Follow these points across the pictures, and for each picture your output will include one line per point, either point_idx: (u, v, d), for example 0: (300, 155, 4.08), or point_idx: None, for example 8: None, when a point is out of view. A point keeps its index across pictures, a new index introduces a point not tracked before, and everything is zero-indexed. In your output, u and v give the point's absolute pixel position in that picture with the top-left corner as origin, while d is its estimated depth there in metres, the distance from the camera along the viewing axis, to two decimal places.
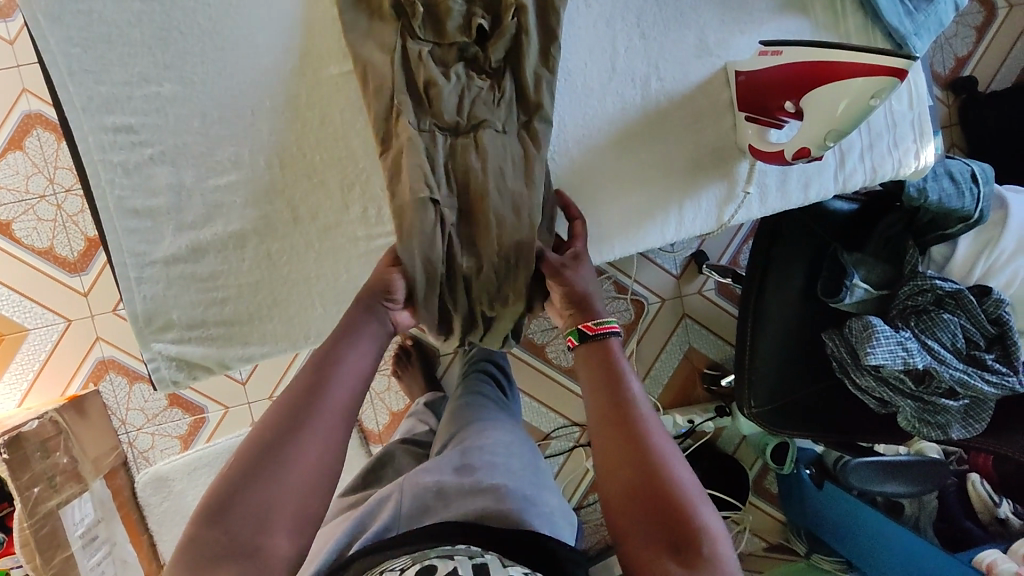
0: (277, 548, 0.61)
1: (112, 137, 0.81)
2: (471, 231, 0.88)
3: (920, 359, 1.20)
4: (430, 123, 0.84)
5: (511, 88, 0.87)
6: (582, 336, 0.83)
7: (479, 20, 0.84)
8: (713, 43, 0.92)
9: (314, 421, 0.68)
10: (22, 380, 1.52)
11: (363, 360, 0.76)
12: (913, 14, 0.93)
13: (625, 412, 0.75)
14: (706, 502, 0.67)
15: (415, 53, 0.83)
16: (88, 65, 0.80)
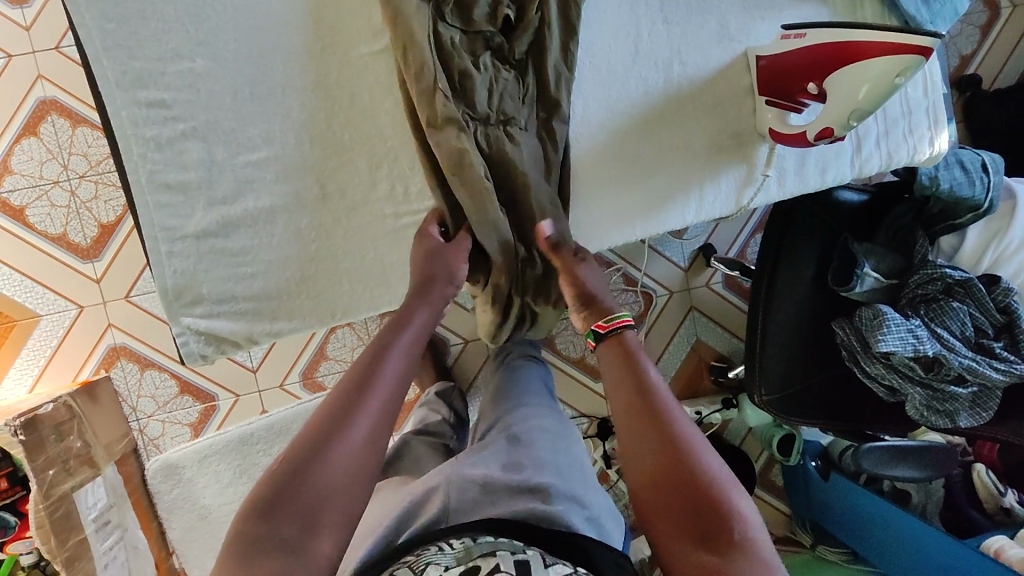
0: (324, 540, 0.60)
1: (145, 112, 0.82)
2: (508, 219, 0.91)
3: (930, 346, 1.22)
4: (463, 111, 0.87)
5: (534, 81, 0.90)
6: (598, 335, 0.87)
7: (505, 11, 0.87)
8: (734, 29, 0.94)
9: (358, 417, 0.69)
10: (33, 366, 1.53)
11: (402, 362, 0.78)
12: (930, 2, 0.95)
13: (646, 402, 0.76)
14: (736, 488, 0.67)
15: (447, 42, 0.85)
16: (122, 40, 0.81)
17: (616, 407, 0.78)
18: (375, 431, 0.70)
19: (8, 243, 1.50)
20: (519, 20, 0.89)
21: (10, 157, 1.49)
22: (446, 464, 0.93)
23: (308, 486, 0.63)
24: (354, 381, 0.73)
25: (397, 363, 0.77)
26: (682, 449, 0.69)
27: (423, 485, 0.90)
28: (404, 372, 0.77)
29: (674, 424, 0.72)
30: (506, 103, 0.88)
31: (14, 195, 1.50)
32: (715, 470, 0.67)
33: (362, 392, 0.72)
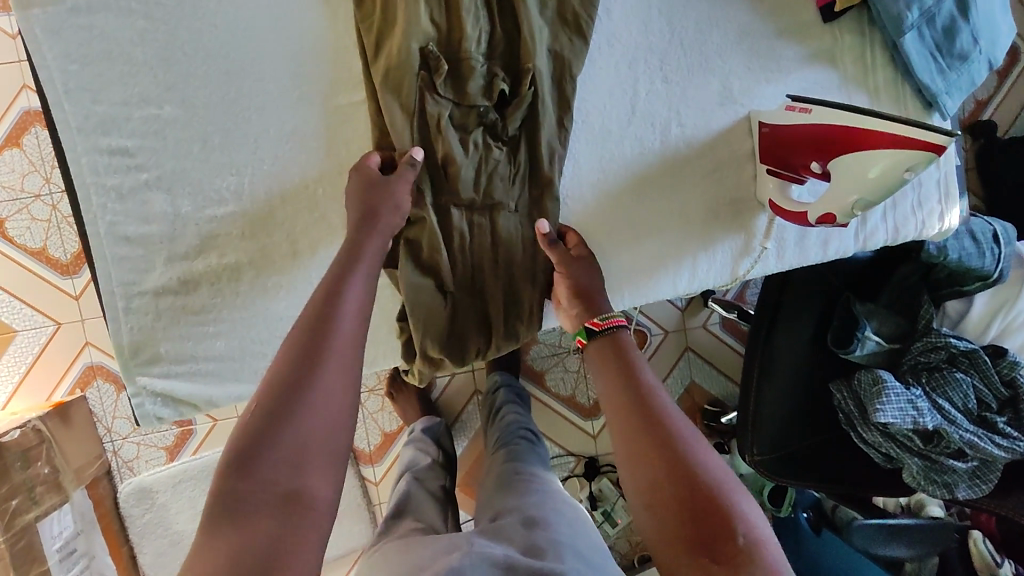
0: (316, 481, 0.57)
1: (107, 159, 0.77)
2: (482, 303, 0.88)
3: (930, 419, 1.16)
4: (445, 200, 0.83)
5: (526, 162, 0.84)
6: (591, 333, 0.78)
7: (501, 84, 0.80)
8: (737, 90, 0.89)
9: (325, 370, 0.61)
10: (6, 383, 1.48)
11: (359, 304, 0.68)
12: (946, 71, 0.89)
13: (641, 400, 0.69)
14: (744, 494, 0.61)
15: (434, 119, 0.80)
16: (85, 83, 0.76)
17: (609, 406, 0.71)
18: (343, 387, 0.63)
19: None
20: (514, 94, 0.82)
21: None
22: (461, 541, 0.88)
23: (281, 446, 0.57)
24: (311, 327, 0.64)
25: (354, 306, 0.68)
26: (683, 452, 0.64)
27: (438, 562, 0.84)
28: (363, 313, 0.68)
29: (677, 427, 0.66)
30: (491, 189, 0.84)
31: None
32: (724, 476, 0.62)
33: (322, 341, 0.63)
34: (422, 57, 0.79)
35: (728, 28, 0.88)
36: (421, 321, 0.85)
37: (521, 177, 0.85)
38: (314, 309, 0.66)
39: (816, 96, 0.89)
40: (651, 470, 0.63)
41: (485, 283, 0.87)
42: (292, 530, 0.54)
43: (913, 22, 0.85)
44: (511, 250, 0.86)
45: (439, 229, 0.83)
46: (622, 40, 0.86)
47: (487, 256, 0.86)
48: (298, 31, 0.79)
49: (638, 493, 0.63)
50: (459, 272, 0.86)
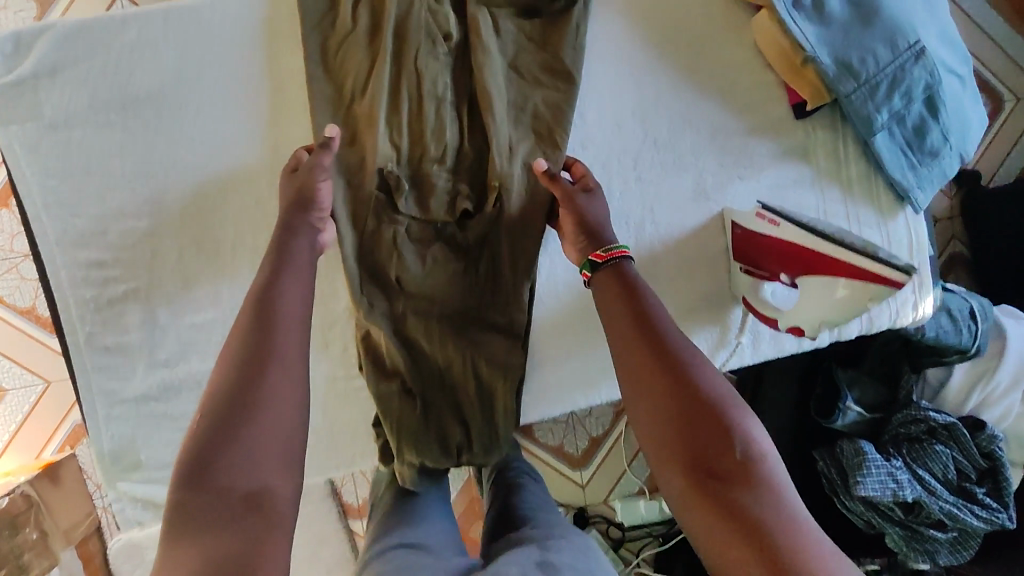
0: (278, 487, 0.54)
1: (86, 272, 0.79)
2: (455, 401, 0.85)
3: (910, 491, 1.17)
4: (404, 306, 0.83)
5: (487, 272, 0.85)
6: (595, 266, 0.73)
7: (464, 203, 0.82)
8: (710, 187, 0.89)
9: (272, 366, 0.59)
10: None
11: (304, 294, 0.65)
12: (918, 167, 0.89)
13: (647, 332, 0.65)
14: (755, 420, 0.59)
15: (391, 236, 0.82)
16: (63, 198, 0.77)
17: (618, 343, 0.66)
18: (293, 380, 0.59)
19: None
20: (478, 209, 0.84)
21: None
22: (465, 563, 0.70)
23: (243, 447, 0.54)
24: (254, 322, 0.61)
25: (296, 297, 0.64)
26: (702, 407, 0.59)
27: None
28: (308, 297, 0.65)
29: (698, 375, 0.61)
30: (448, 301, 0.84)
31: None
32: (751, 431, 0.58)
33: (266, 334, 0.60)
34: (383, 179, 0.81)
35: (701, 128, 0.89)
36: (389, 422, 0.83)
37: (478, 288, 0.85)
38: (255, 305, 0.62)
39: (788, 192, 0.90)
40: (660, 404, 0.60)
41: (453, 385, 0.85)
42: (261, 533, 0.51)
43: (884, 123, 0.85)
44: (470, 358, 0.85)
45: (398, 339, 0.83)
46: (594, 142, 0.87)
47: (456, 362, 0.84)
48: (273, 141, 0.80)
49: (645, 433, 0.61)
50: (424, 379, 0.84)
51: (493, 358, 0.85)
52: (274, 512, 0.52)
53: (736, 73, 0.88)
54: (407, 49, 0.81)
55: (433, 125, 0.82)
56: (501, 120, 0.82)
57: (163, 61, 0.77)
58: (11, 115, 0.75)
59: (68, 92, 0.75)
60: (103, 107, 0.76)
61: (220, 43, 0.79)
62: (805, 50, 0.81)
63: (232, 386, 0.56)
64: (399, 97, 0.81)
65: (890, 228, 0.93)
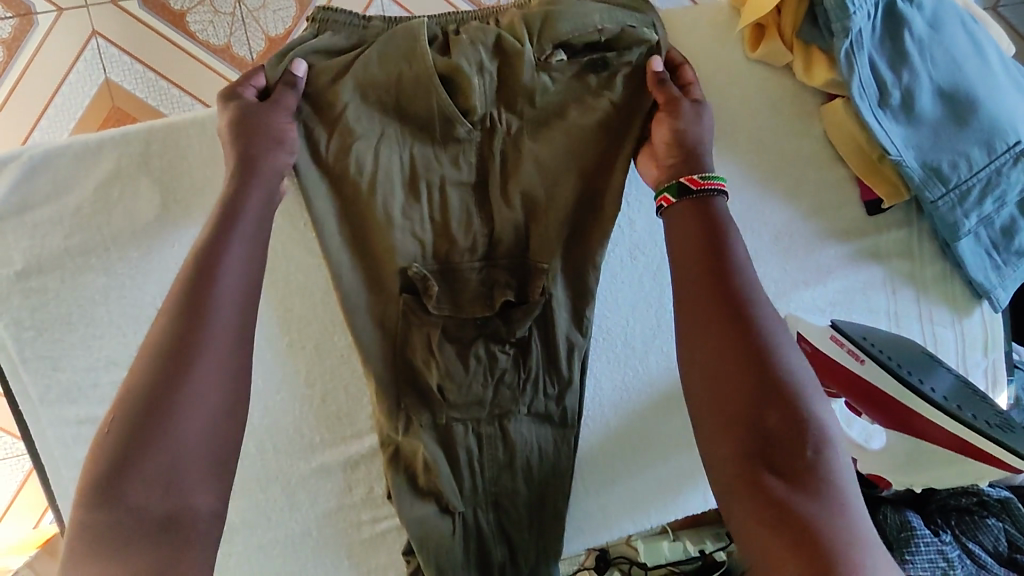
0: (196, 498, 0.48)
1: (76, 430, 0.69)
2: (502, 510, 0.75)
3: (962, 568, 1.11)
4: (443, 417, 0.72)
5: (539, 363, 0.73)
6: (682, 191, 0.61)
7: (505, 294, 0.71)
8: (771, 296, 0.80)
9: (199, 353, 0.51)
10: None
11: (239, 276, 0.55)
12: (1001, 267, 0.81)
13: (719, 274, 0.56)
14: (824, 404, 0.51)
15: (424, 340, 0.70)
16: (45, 350, 0.68)
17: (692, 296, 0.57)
18: (223, 371, 0.52)
19: None
20: (522, 297, 0.72)
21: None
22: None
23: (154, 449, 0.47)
24: (183, 301, 0.52)
25: (236, 278, 0.55)
26: (773, 387, 0.51)
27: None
28: (251, 283, 0.56)
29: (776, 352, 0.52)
30: (493, 405, 0.73)
31: None
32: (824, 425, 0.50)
33: (194, 317, 0.52)
34: (408, 279, 0.70)
35: (762, 232, 0.79)
36: (430, 548, 0.73)
37: (529, 387, 0.73)
38: (193, 266, 0.54)
39: (857, 296, 0.82)
40: (714, 358, 0.53)
41: (499, 493, 0.75)
42: (177, 556, 0.46)
43: (970, 228, 0.76)
44: (524, 464, 0.75)
45: (440, 451, 0.72)
46: (645, 253, 0.77)
47: (501, 468, 0.74)
48: (282, 273, 0.72)
49: (692, 391, 0.54)
50: (469, 491, 0.74)
51: (545, 457, 0.75)
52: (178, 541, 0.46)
53: (803, 169, 0.79)
54: (428, 161, 0.69)
55: (466, 242, 0.71)
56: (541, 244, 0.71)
57: (149, 193, 0.67)
58: None
59: (42, 233, 0.66)
60: (83, 248, 0.67)
61: (212, 167, 0.68)
62: (889, 152, 0.72)
63: (146, 391, 0.48)
64: (417, 214, 0.69)
65: (964, 325, 0.85)
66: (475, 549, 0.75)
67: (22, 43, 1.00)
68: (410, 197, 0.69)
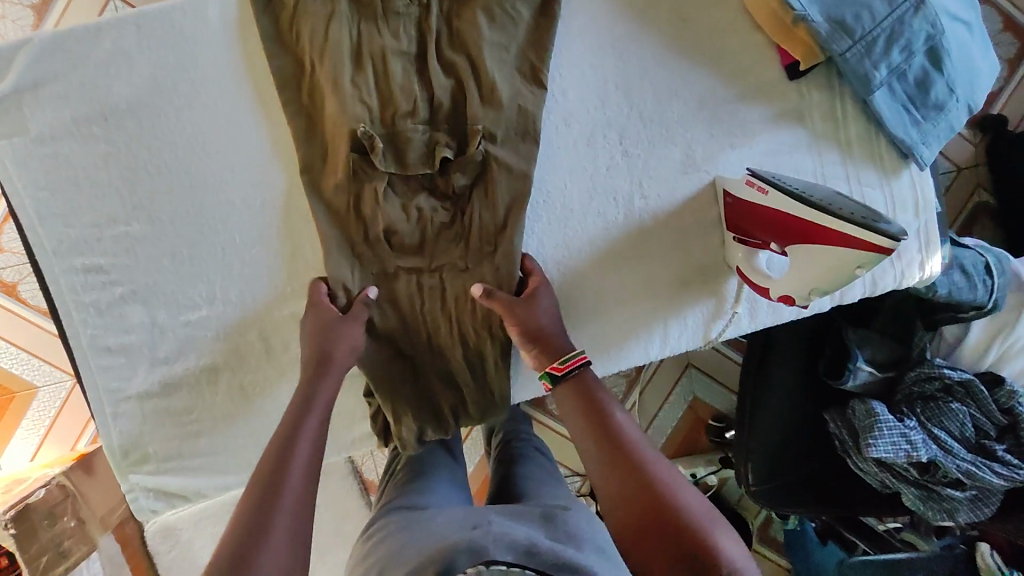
0: None
1: (83, 277, 0.80)
2: (446, 357, 0.85)
3: (926, 451, 1.15)
4: (393, 263, 0.82)
5: (474, 220, 0.82)
6: (554, 377, 0.75)
7: (443, 150, 0.79)
8: (700, 157, 0.87)
9: (289, 481, 0.62)
10: (31, 439, 1.55)
11: (318, 428, 0.69)
12: (921, 122, 0.86)
13: (617, 454, 0.65)
14: (720, 525, 0.59)
15: (371, 194, 0.80)
16: (54, 207, 0.79)
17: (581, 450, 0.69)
18: (304, 498, 0.62)
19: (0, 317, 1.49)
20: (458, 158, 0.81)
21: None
22: (474, 516, 0.78)
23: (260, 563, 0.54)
24: (273, 452, 0.65)
25: (312, 436, 0.68)
26: (661, 496, 0.60)
27: (456, 534, 0.72)
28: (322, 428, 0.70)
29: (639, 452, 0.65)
30: (439, 258, 0.83)
31: (7, 272, 1.48)
32: (688, 498, 0.60)
33: (282, 464, 0.64)
34: (356, 137, 0.78)
35: (688, 98, 0.86)
36: (387, 386, 0.83)
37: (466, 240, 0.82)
38: (283, 431, 0.68)
39: (783, 158, 0.88)
40: (623, 506, 0.61)
41: (441, 342, 0.84)
42: None
43: (882, 80, 0.82)
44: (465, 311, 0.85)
45: (387, 296, 0.82)
46: (578, 120, 0.85)
47: (441, 316, 0.83)
48: (253, 140, 0.81)
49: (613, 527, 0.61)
50: (414, 336, 0.84)
51: (483, 309, 0.83)
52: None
53: (725, 38, 0.86)
54: (371, 34, 0.79)
55: (406, 106, 0.80)
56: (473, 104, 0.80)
57: (140, 70, 0.78)
58: None
59: (50, 105, 0.77)
60: (84, 117, 0.78)
61: (193, 47, 0.79)
62: (795, 8, 0.79)
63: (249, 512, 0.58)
64: (363, 82, 0.79)
65: (892, 187, 0.90)
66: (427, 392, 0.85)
67: (49, 7, 1.13)
68: (360, 66, 0.79)
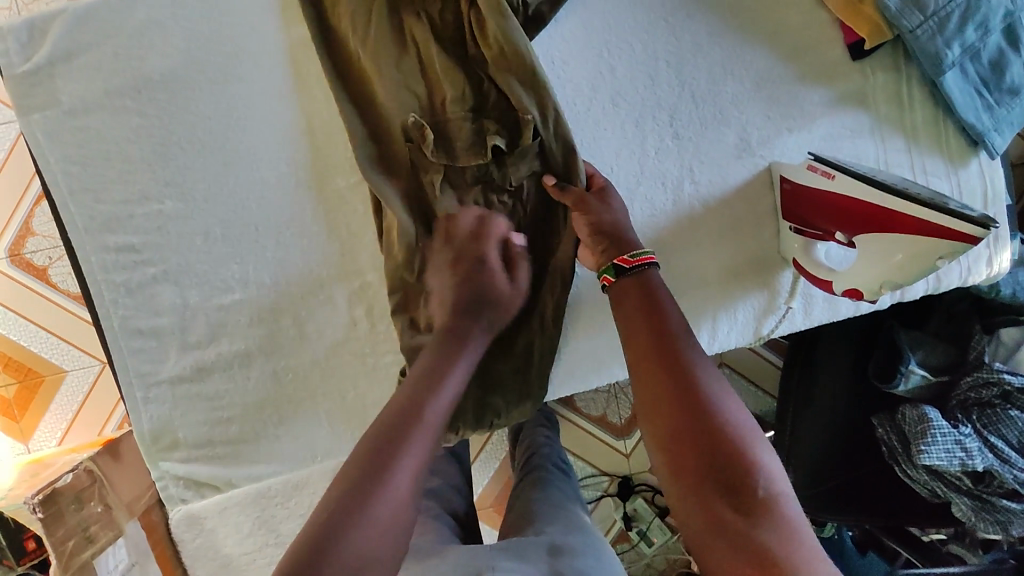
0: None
1: (115, 257, 0.79)
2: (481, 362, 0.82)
3: (981, 459, 1.08)
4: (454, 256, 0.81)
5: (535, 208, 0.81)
6: (618, 271, 0.72)
7: (494, 139, 0.76)
8: (755, 142, 0.83)
9: (415, 447, 0.61)
10: (49, 435, 1.41)
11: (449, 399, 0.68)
12: (995, 107, 0.80)
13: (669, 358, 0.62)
14: (762, 441, 0.57)
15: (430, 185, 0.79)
16: (87, 182, 0.77)
17: (633, 359, 0.64)
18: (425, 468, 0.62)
19: (22, 298, 1.34)
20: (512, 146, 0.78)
21: (30, 218, 1.32)
22: (479, 558, 0.75)
23: (361, 527, 0.55)
24: (402, 411, 0.64)
25: (440, 409, 0.66)
26: (711, 442, 0.55)
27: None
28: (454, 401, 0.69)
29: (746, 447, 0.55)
30: (489, 244, 0.80)
31: (37, 254, 1.34)
32: (730, 410, 0.58)
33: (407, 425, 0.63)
34: (405, 128, 0.77)
35: (743, 78, 0.81)
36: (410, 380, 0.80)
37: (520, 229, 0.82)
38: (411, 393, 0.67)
39: (844, 143, 0.83)
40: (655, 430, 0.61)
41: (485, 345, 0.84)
42: None
43: (954, 60, 0.77)
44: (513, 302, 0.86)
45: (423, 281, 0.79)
46: (627, 100, 0.81)
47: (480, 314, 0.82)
48: (290, 118, 0.80)
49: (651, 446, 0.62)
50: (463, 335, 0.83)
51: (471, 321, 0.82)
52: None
53: (785, 13, 0.81)
54: (413, 18, 0.77)
55: (454, 92, 0.76)
56: (524, 96, 0.76)
57: (174, 41, 0.76)
58: (29, 103, 0.75)
59: (83, 77, 0.75)
60: (118, 92, 0.76)
61: (229, 19, 0.77)
62: None
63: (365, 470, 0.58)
64: (414, 68, 0.77)
65: (960, 177, 0.84)
66: (470, 404, 0.83)
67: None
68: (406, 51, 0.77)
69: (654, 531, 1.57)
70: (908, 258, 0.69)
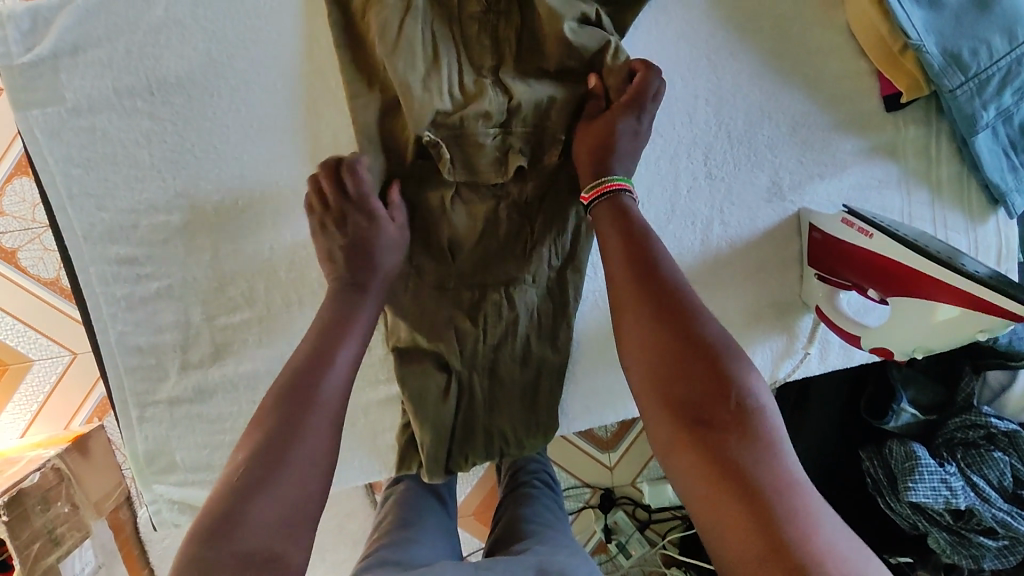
0: (297, 549, 0.49)
1: (115, 268, 0.73)
2: (493, 393, 0.79)
3: (964, 497, 1.05)
4: (454, 281, 0.77)
5: (547, 230, 0.77)
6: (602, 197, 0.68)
7: (518, 159, 0.72)
8: (786, 185, 0.82)
9: (317, 412, 0.57)
10: (11, 427, 1.23)
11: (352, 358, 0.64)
12: (1020, 168, 0.81)
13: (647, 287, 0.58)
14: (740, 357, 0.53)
15: (438, 201, 0.75)
16: (90, 188, 0.72)
17: (614, 285, 0.62)
18: (334, 427, 0.58)
19: None
20: (535, 161, 0.74)
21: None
22: None
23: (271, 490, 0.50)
24: (305, 368, 0.60)
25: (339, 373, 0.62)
26: (693, 364, 0.52)
27: None
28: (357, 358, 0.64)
29: (728, 367, 0.52)
30: (518, 270, 0.77)
31: (3, 236, 1.16)
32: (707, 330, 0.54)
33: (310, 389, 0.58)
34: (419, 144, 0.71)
35: (779, 122, 0.81)
36: (417, 412, 0.77)
37: (521, 246, 0.77)
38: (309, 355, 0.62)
39: (871, 193, 0.83)
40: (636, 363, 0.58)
41: (495, 368, 0.79)
42: None
43: (988, 121, 0.77)
44: (528, 328, 0.79)
45: (442, 313, 0.77)
46: (664, 137, 0.79)
47: (489, 344, 0.78)
48: (313, 132, 0.75)
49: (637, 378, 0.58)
50: (471, 357, 0.78)
51: (493, 341, 0.78)
52: (286, 548, 0.49)
53: (825, 59, 0.81)
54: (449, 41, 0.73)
55: (478, 106, 0.71)
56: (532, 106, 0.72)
57: (193, 42, 0.71)
58: (27, 97, 0.69)
59: (91, 75, 0.70)
60: (129, 92, 0.71)
61: (254, 22, 0.72)
62: (910, 37, 0.74)
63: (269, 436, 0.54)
64: (437, 84, 0.71)
65: (978, 233, 0.85)
66: (480, 437, 0.80)
67: None
68: (433, 67, 0.71)
69: (633, 544, 1.45)
70: (942, 322, 0.71)
